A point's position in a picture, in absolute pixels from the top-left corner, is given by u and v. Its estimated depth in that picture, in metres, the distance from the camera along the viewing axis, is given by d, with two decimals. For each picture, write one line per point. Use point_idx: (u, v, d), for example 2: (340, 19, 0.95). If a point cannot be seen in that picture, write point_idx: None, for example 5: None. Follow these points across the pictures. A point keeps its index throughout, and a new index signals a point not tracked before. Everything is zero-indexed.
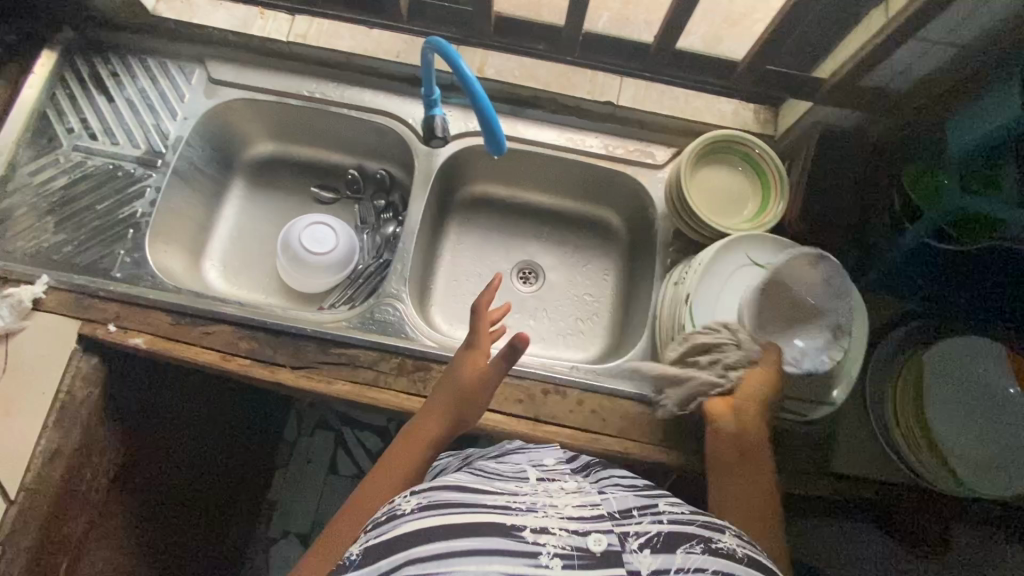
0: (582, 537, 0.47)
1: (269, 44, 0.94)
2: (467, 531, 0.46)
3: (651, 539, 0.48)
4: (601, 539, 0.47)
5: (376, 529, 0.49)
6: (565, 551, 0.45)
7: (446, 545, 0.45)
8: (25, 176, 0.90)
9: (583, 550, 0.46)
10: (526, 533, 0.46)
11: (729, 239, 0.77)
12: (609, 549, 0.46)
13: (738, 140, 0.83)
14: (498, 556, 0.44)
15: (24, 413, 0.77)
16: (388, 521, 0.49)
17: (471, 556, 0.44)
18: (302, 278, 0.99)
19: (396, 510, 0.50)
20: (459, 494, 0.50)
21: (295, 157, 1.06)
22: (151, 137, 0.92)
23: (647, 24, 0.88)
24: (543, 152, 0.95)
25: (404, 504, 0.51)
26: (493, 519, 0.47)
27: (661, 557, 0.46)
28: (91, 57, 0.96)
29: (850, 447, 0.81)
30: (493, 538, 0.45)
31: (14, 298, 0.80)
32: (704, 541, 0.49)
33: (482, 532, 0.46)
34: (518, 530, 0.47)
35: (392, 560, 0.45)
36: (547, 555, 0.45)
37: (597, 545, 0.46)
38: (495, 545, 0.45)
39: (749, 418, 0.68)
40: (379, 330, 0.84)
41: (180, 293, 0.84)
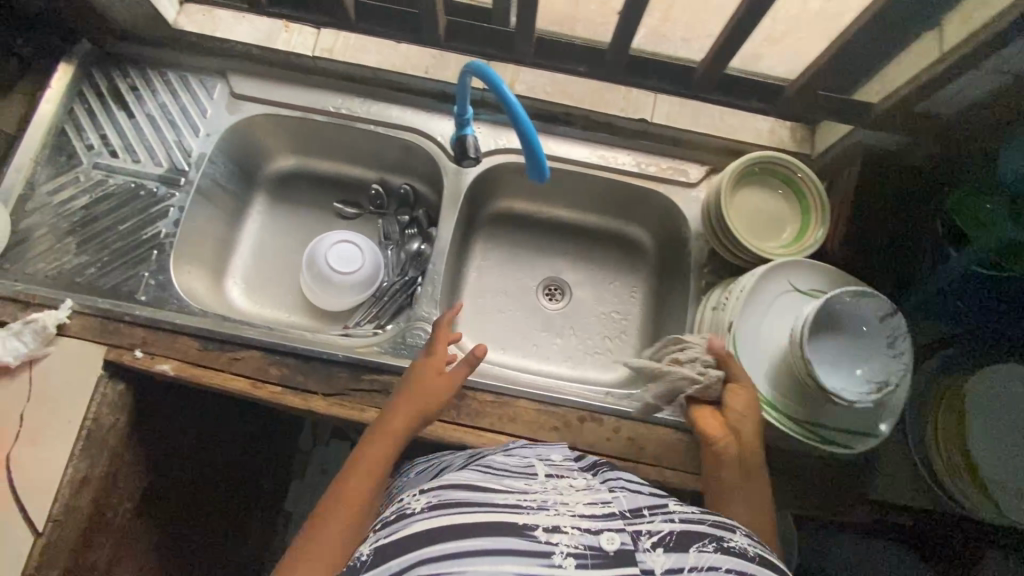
0: (595, 535, 0.47)
1: (293, 58, 0.91)
2: (481, 530, 0.46)
3: (663, 538, 0.48)
4: (613, 538, 0.47)
5: (387, 528, 0.49)
6: (579, 550, 0.46)
7: (458, 545, 0.45)
8: (45, 194, 0.87)
9: (597, 548, 0.46)
10: (539, 533, 0.47)
11: (772, 265, 0.75)
12: (621, 547, 0.47)
13: (781, 163, 0.81)
14: (513, 554, 0.45)
15: (50, 442, 0.75)
16: (398, 520, 0.48)
17: (485, 555, 0.44)
18: (327, 297, 0.97)
19: (406, 509, 0.50)
20: (470, 493, 0.50)
21: (317, 171, 1.04)
22: (174, 154, 0.90)
23: (684, 41, 0.86)
24: (574, 169, 0.93)
25: (413, 503, 0.50)
26: (505, 517, 0.48)
27: (672, 557, 0.47)
28: (110, 70, 0.93)
29: (888, 472, 0.81)
30: (506, 537, 0.46)
31: (38, 324, 0.78)
32: (716, 540, 0.49)
33: (496, 532, 0.46)
34: (531, 530, 0.47)
35: (406, 559, 0.45)
36: (559, 554, 0.45)
37: (609, 544, 0.47)
38: (507, 543, 0.45)
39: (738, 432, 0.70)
40: (411, 356, 0.82)
41: (207, 317, 0.83)
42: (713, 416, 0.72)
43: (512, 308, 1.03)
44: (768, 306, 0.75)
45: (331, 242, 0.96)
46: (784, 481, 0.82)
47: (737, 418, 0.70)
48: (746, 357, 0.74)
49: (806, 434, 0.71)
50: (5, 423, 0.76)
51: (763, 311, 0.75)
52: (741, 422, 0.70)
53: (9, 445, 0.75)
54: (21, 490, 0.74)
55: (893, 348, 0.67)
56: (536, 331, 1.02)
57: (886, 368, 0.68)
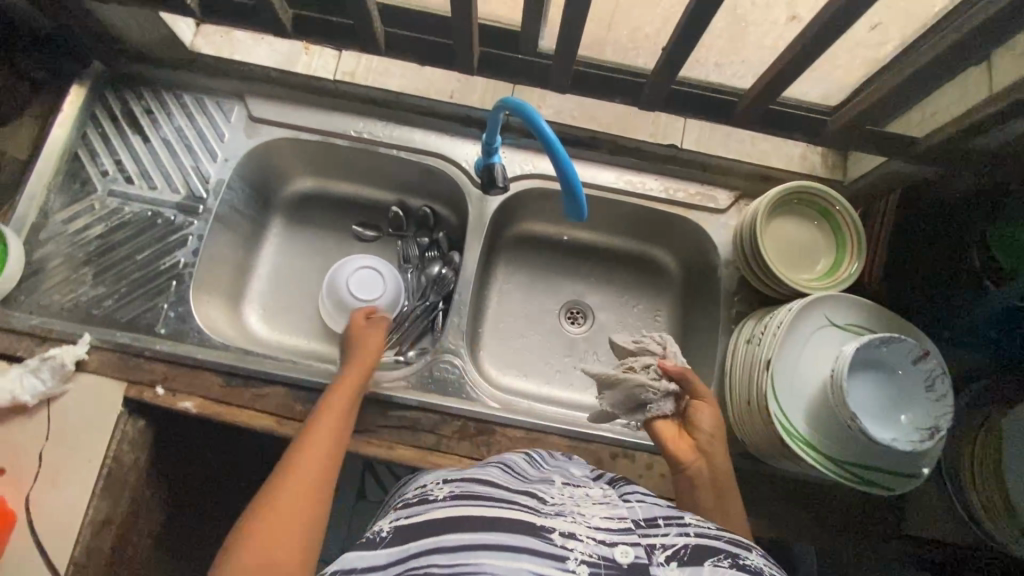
0: (609, 547, 0.45)
1: (313, 81, 0.90)
2: (496, 527, 0.45)
3: (678, 552, 0.46)
4: (628, 551, 0.45)
5: (407, 511, 0.51)
6: (593, 558, 0.44)
7: (474, 536, 0.44)
8: (59, 223, 0.85)
9: (610, 559, 0.44)
10: (555, 536, 0.45)
11: (810, 300, 0.74)
12: (635, 561, 0.44)
13: (819, 195, 0.79)
14: (525, 554, 0.43)
15: (69, 482, 0.73)
16: (421, 504, 0.50)
17: (500, 551, 0.43)
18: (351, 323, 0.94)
19: (428, 495, 0.52)
20: (490, 490, 0.51)
21: (335, 193, 1.01)
22: (191, 181, 0.88)
23: (717, 66, 0.80)
24: (601, 195, 0.90)
25: (436, 491, 0.53)
26: (522, 517, 0.47)
27: (688, 570, 0.44)
28: (123, 92, 0.90)
29: (922, 506, 0.81)
30: (519, 536, 0.44)
31: (56, 360, 0.75)
32: (732, 556, 0.46)
33: (510, 530, 0.45)
34: (547, 531, 0.45)
35: (420, 545, 0.45)
36: (573, 561, 0.43)
37: (624, 557, 0.44)
38: (522, 545, 0.44)
39: (705, 452, 0.66)
40: (439, 391, 0.80)
41: (230, 351, 0.81)
42: (677, 434, 0.68)
43: (535, 333, 1.00)
44: (806, 342, 0.74)
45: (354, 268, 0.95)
46: (818, 515, 0.80)
47: (703, 436, 0.67)
48: (787, 398, 0.72)
49: (851, 479, 0.70)
50: (22, 463, 0.74)
51: (800, 348, 0.74)
52: (706, 439, 0.66)
53: (28, 485, 0.73)
54: (41, 533, 0.72)
55: (933, 391, 0.67)
56: (559, 357, 0.99)
57: (932, 412, 0.66)
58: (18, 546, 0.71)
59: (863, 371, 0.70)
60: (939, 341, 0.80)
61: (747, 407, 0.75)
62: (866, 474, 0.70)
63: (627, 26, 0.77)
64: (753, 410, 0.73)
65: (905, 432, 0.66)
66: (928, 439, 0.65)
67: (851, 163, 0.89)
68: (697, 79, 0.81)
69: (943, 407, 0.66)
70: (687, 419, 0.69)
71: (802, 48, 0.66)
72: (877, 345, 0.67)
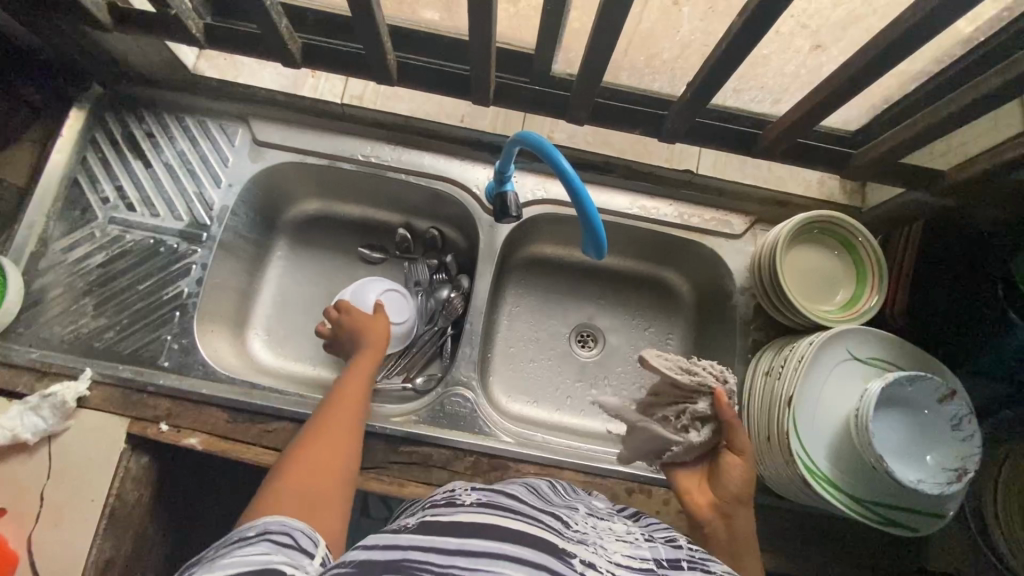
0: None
1: (320, 104, 0.87)
2: (521, 540, 0.43)
3: None
4: None
5: (433, 510, 0.48)
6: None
7: (498, 546, 0.42)
8: (58, 252, 0.83)
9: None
10: (576, 562, 0.43)
11: (833, 333, 0.72)
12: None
13: (840, 224, 0.77)
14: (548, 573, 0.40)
15: (72, 523, 0.71)
16: (448, 506, 0.48)
17: (521, 565, 0.40)
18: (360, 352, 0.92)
19: (456, 498, 0.50)
20: (517, 505, 0.49)
21: (340, 214, 0.99)
22: (194, 207, 0.85)
23: (735, 92, 0.78)
24: (614, 220, 0.88)
25: (464, 496, 0.50)
26: (547, 538, 0.44)
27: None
28: (123, 114, 0.88)
29: (943, 542, 0.78)
30: (543, 556, 0.42)
31: (57, 398, 0.73)
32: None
33: (533, 547, 0.43)
34: (568, 556, 0.43)
35: (446, 541, 0.42)
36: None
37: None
38: (545, 563, 0.41)
39: (724, 511, 0.63)
40: (451, 425, 0.78)
41: (236, 384, 0.79)
42: (699, 485, 0.66)
43: (545, 358, 0.98)
44: (827, 375, 0.72)
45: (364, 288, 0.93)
46: (837, 550, 0.78)
47: (724, 494, 0.64)
48: (807, 434, 0.70)
49: (873, 518, 0.68)
50: (24, 502, 0.72)
51: (822, 381, 0.72)
52: (726, 498, 0.63)
53: (29, 525, 0.71)
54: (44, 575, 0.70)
55: (959, 431, 0.65)
56: (570, 382, 0.97)
57: (957, 452, 0.65)
58: None
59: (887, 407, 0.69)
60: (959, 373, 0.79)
61: (765, 441, 0.73)
62: (886, 514, 0.68)
63: (643, 52, 0.75)
64: (773, 446, 0.71)
65: (932, 474, 0.65)
66: (956, 481, 0.63)
67: (870, 189, 0.87)
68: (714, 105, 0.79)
69: (967, 446, 0.65)
70: (714, 474, 0.66)
71: (828, 79, 0.64)
72: (899, 384, 0.66)
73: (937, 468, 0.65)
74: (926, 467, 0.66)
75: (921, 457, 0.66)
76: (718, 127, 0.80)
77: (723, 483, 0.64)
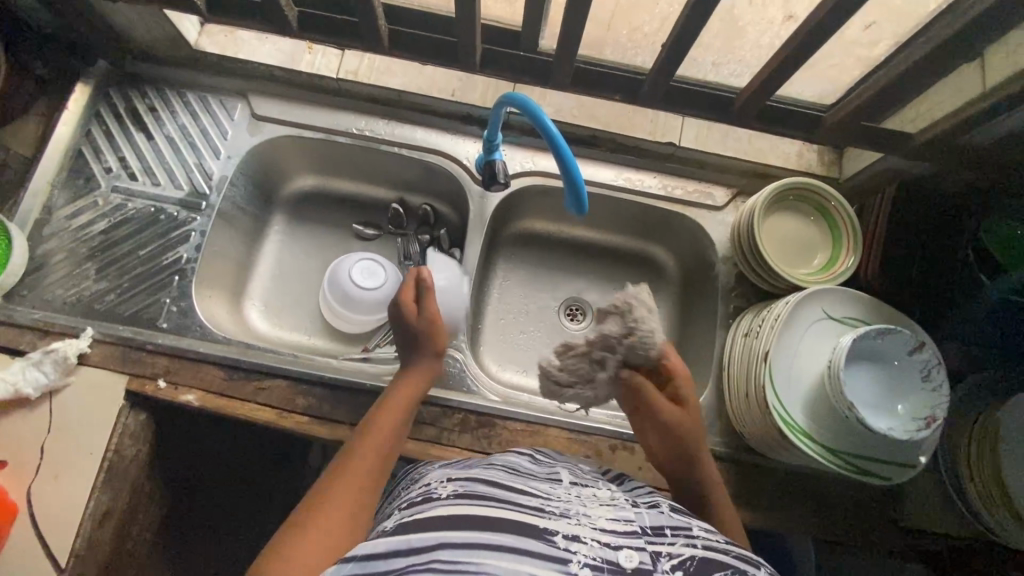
0: (614, 551, 0.46)
1: (317, 79, 0.91)
2: (501, 526, 0.46)
3: (686, 562, 0.46)
4: (633, 555, 0.46)
5: (410, 510, 0.50)
6: (597, 561, 0.44)
7: (478, 535, 0.45)
8: (62, 220, 0.85)
9: (614, 563, 0.45)
10: (558, 539, 0.46)
11: (809, 292, 0.74)
12: (640, 567, 0.45)
13: (814, 190, 0.80)
14: (529, 556, 0.44)
15: (71, 476, 0.74)
16: (424, 502, 0.51)
17: (504, 551, 0.44)
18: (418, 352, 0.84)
19: (432, 493, 0.52)
20: (493, 489, 0.52)
21: (336, 191, 1.02)
22: (194, 177, 0.88)
23: (714, 65, 0.82)
24: (600, 192, 0.91)
25: (440, 490, 0.53)
26: (528, 520, 0.47)
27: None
28: (126, 90, 0.91)
29: (919, 501, 0.81)
30: (525, 539, 0.45)
31: (58, 354, 0.76)
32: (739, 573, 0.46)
33: (514, 531, 0.46)
34: (551, 534, 0.46)
35: (424, 538, 0.44)
36: (576, 563, 0.44)
37: (628, 562, 0.45)
38: (527, 546, 0.44)
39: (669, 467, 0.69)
40: (441, 384, 0.81)
41: (231, 344, 0.81)
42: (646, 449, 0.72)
43: (534, 329, 1.00)
44: (803, 335, 0.75)
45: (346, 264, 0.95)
46: (817, 507, 0.80)
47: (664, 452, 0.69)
48: (784, 388, 0.73)
49: (851, 469, 0.70)
50: (24, 456, 0.74)
51: (799, 338, 0.75)
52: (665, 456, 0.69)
53: (29, 478, 0.73)
54: (43, 526, 0.72)
55: (930, 381, 0.67)
56: None
57: (927, 402, 0.67)
58: (19, 538, 0.72)
59: (860, 362, 0.71)
60: (934, 336, 0.81)
61: (745, 398, 0.76)
62: (862, 464, 0.70)
63: (627, 25, 0.78)
64: (753, 401, 0.74)
65: (901, 422, 0.68)
66: (925, 427, 0.66)
67: (847, 161, 0.89)
68: (685, 77, 0.82)
69: (934, 394, 0.67)
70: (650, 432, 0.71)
71: (799, 43, 0.67)
72: (869, 339, 0.69)
73: (907, 416, 0.68)
74: (895, 416, 0.68)
75: (891, 407, 0.69)
76: (701, 99, 0.83)
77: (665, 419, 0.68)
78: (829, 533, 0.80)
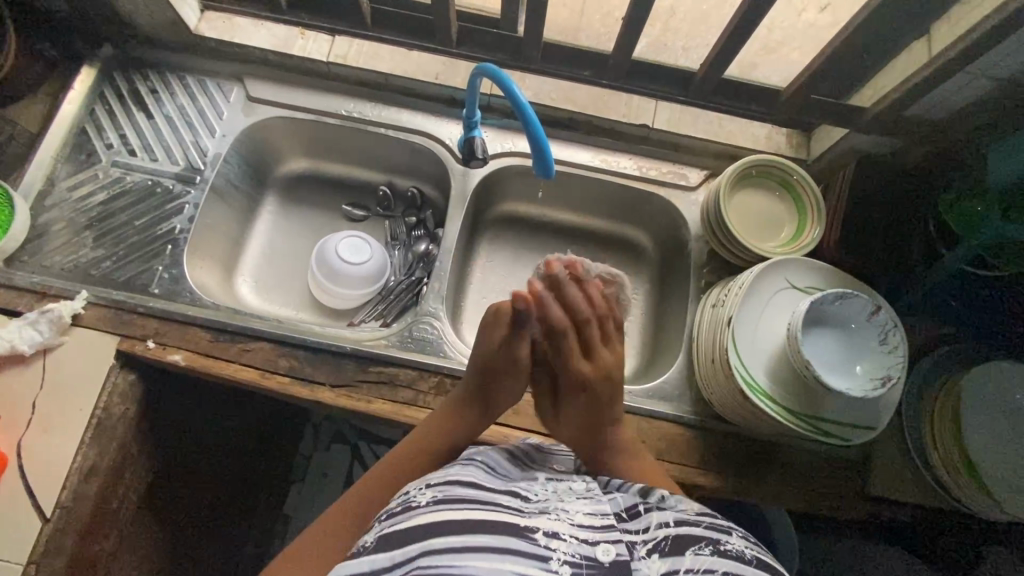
0: (592, 546, 0.46)
1: (308, 63, 0.95)
2: (480, 529, 0.46)
3: (660, 543, 0.48)
4: (610, 549, 0.46)
5: (391, 520, 0.50)
6: (576, 558, 0.44)
7: (460, 542, 0.45)
8: (63, 191, 0.90)
9: (592, 559, 0.45)
10: (538, 536, 0.46)
11: (772, 261, 0.77)
12: (617, 559, 0.45)
13: (780, 167, 0.84)
14: (510, 557, 0.44)
15: (61, 430, 0.77)
16: (404, 512, 0.50)
17: (486, 552, 0.44)
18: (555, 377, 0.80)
19: (412, 502, 0.51)
20: (473, 491, 0.51)
21: (327, 174, 1.06)
22: (190, 154, 0.93)
23: (684, 50, 0.90)
24: (577, 172, 0.94)
25: (420, 495, 0.51)
26: (506, 520, 0.47)
27: (670, 561, 0.46)
28: (130, 73, 0.97)
29: (886, 471, 0.81)
30: (504, 539, 0.45)
31: (54, 313, 0.79)
32: (713, 543, 0.48)
33: (495, 532, 0.46)
34: (531, 532, 0.46)
35: (407, 551, 0.45)
36: (557, 561, 0.44)
37: (606, 556, 0.45)
38: (509, 546, 0.45)
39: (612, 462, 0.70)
40: (418, 349, 0.84)
41: (218, 309, 0.84)
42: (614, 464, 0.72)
43: None
44: (766, 304, 0.77)
45: (329, 246, 0.98)
46: (786, 477, 0.82)
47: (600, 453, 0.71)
48: (747, 353, 0.75)
49: (813, 432, 0.73)
50: (17, 410, 0.77)
51: (764, 304, 0.77)
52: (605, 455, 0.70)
53: (21, 432, 0.77)
54: (32, 479, 0.75)
55: (887, 343, 0.70)
56: None
57: (884, 363, 0.70)
58: (9, 487, 0.75)
59: (821, 326, 0.73)
60: (899, 309, 0.84)
61: (712, 364, 0.78)
62: (820, 425, 0.73)
63: (598, 11, 0.91)
64: (717, 366, 0.76)
65: (858, 381, 0.71)
66: (881, 385, 0.69)
67: (816, 142, 0.91)
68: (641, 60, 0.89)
69: (888, 354, 0.70)
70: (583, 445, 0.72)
71: (755, 20, 0.71)
72: (829, 306, 0.71)
73: (866, 376, 0.71)
74: (854, 376, 0.71)
75: (849, 369, 0.72)
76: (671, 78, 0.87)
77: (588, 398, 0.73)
78: (796, 501, 0.81)
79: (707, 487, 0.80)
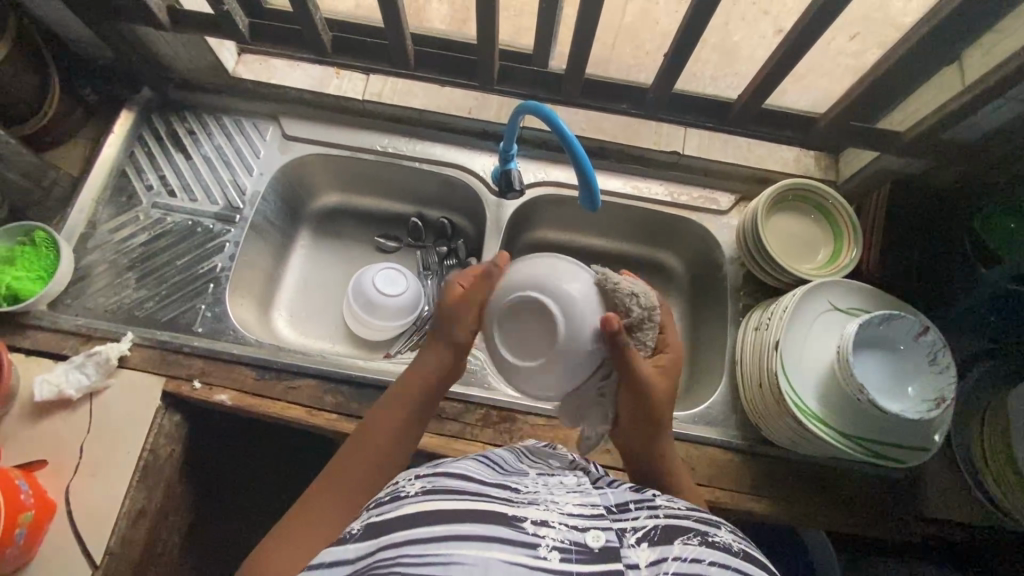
0: (581, 532, 0.44)
1: (345, 101, 0.98)
2: (467, 517, 0.44)
3: (649, 533, 0.46)
4: (600, 535, 0.44)
5: (377, 508, 0.47)
6: (564, 544, 0.43)
7: (446, 529, 0.43)
8: (105, 234, 0.91)
9: (582, 545, 0.43)
10: (526, 524, 0.44)
11: (816, 283, 0.78)
12: (607, 545, 0.44)
13: (817, 191, 0.86)
14: (498, 544, 0.42)
15: (106, 474, 0.76)
16: (392, 501, 0.47)
17: (472, 541, 0.42)
18: (527, 387, 0.61)
19: (400, 492, 0.48)
20: (464, 482, 0.48)
21: (359, 208, 1.07)
22: (229, 193, 0.95)
23: (712, 79, 0.93)
24: (610, 200, 0.95)
25: (408, 486, 0.49)
26: (493, 507, 0.45)
27: (658, 549, 0.44)
28: (168, 116, 0.99)
29: (937, 491, 0.81)
30: (491, 526, 0.43)
31: (100, 356, 0.80)
32: (702, 534, 0.46)
33: (481, 520, 0.44)
34: (519, 520, 0.44)
35: (392, 537, 0.43)
36: (545, 547, 0.42)
37: (595, 542, 0.44)
38: (494, 534, 0.43)
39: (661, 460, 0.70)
40: (464, 381, 0.84)
41: (261, 346, 0.84)
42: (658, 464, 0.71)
43: None
44: (812, 325, 0.78)
45: (365, 281, 0.98)
46: (838, 499, 0.81)
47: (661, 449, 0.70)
48: (795, 377, 0.75)
49: (861, 453, 0.73)
50: (65, 455, 0.77)
51: (806, 329, 0.78)
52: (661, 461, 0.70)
53: (67, 477, 0.76)
54: (80, 520, 0.74)
55: (937, 363, 0.71)
56: None
57: (935, 385, 0.71)
58: (56, 534, 0.74)
59: (867, 349, 0.74)
60: (937, 326, 0.84)
61: (759, 388, 0.78)
62: (869, 445, 0.73)
63: (630, 43, 0.93)
64: (767, 390, 0.76)
65: (914, 404, 0.71)
66: (934, 407, 0.70)
67: (844, 164, 0.94)
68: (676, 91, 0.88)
69: (937, 376, 0.71)
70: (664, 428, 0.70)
71: (789, 52, 0.73)
72: (880, 322, 0.71)
73: (921, 400, 0.71)
74: (909, 399, 0.71)
75: (902, 393, 0.72)
76: (702, 107, 0.89)
77: (628, 415, 0.68)
78: (848, 523, 0.80)
79: (759, 512, 0.80)
